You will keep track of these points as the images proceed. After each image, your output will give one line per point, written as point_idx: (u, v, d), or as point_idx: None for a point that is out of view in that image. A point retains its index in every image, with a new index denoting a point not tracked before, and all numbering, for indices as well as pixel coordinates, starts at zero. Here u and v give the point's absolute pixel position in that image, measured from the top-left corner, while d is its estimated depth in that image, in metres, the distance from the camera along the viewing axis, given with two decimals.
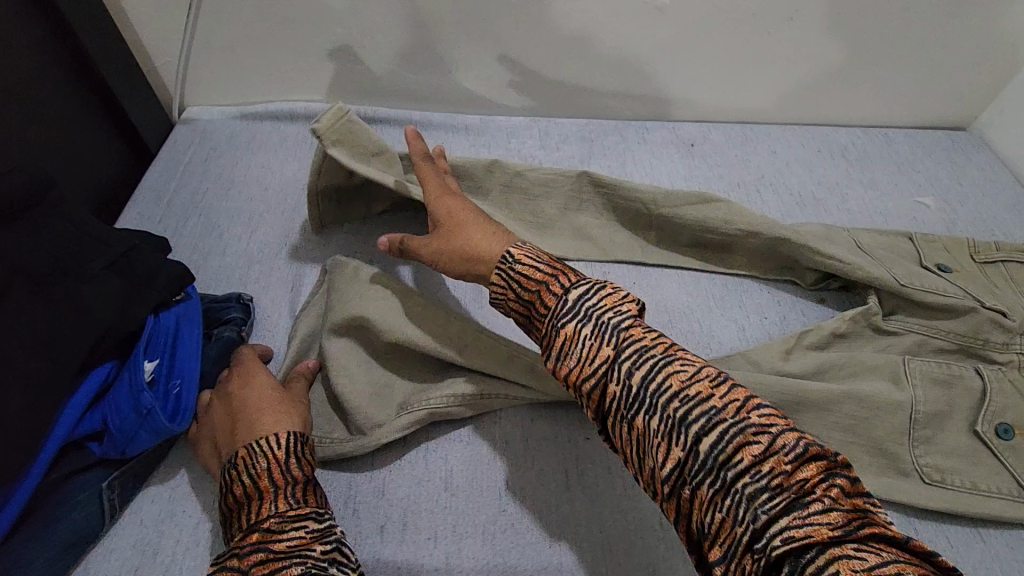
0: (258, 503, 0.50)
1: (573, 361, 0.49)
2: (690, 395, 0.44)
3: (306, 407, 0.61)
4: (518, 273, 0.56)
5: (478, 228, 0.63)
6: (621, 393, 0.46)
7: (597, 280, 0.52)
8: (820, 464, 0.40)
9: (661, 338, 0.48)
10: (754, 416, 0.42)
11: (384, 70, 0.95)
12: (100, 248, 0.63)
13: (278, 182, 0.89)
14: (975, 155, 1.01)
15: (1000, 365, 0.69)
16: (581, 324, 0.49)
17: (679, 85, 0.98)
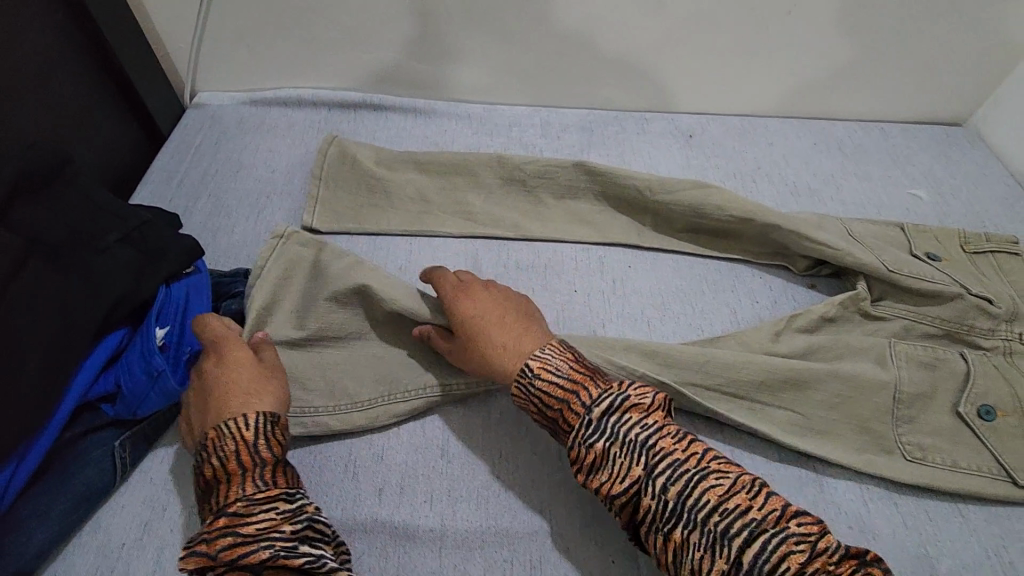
0: (226, 485, 0.51)
1: (605, 476, 0.52)
2: (729, 509, 0.47)
3: (282, 384, 0.60)
4: (539, 389, 0.56)
5: (499, 335, 0.61)
6: (656, 505, 0.49)
7: (619, 391, 0.54)
8: (852, 561, 0.45)
9: (692, 449, 0.51)
10: (791, 523, 0.46)
11: (391, 59, 0.98)
12: (113, 222, 0.65)
13: (285, 165, 0.91)
14: (970, 150, 1.03)
15: (985, 350, 0.71)
16: (609, 443, 0.52)
17: (679, 77, 1.00)
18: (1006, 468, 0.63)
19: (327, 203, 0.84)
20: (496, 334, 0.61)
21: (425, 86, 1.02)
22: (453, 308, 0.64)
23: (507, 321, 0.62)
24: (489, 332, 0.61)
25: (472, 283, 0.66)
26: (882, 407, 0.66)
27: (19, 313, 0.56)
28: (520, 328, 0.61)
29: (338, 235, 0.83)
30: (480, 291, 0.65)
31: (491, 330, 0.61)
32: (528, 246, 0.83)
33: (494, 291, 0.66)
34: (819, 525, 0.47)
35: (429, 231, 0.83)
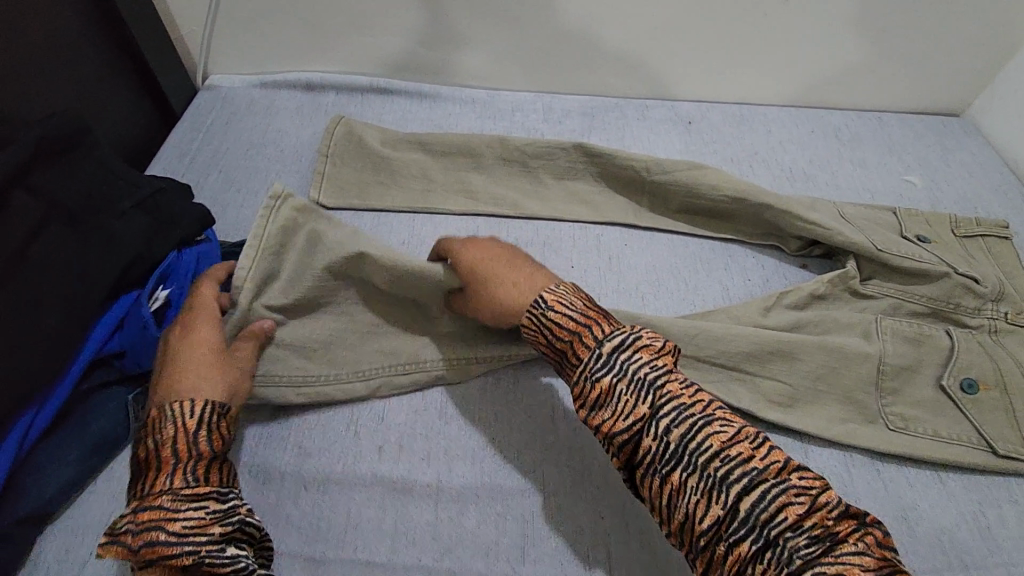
0: (157, 474, 0.50)
1: (608, 413, 0.51)
2: (732, 456, 0.47)
3: (241, 378, 0.60)
4: (550, 321, 0.56)
5: (510, 276, 0.61)
6: (657, 447, 0.49)
7: (632, 333, 0.53)
8: (851, 519, 0.45)
9: (699, 397, 0.51)
10: (793, 476, 0.46)
11: (397, 44, 1.00)
12: (128, 190, 0.68)
13: (293, 144, 0.94)
14: (965, 140, 1.04)
15: (970, 328, 0.72)
16: (616, 378, 0.51)
17: (678, 65, 1.02)
18: (986, 439, 0.65)
19: (333, 178, 0.87)
20: (508, 275, 0.61)
21: (430, 72, 1.05)
22: (463, 260, 0.65)
23: (517, 264, 0.62)
24: (501, 276, 0.62)
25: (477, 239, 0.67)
26: (867, 379, 0.68)
27: (40, 271, 0.59)
28: (530, 268, 0.62)
29: (344, 211, 0.85)
30: (485, 242, 0.65)
31: (503, 273, 0.62)
32: (528, 224, 0.86)
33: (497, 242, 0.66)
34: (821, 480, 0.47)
35: (432, 208, 0.86)
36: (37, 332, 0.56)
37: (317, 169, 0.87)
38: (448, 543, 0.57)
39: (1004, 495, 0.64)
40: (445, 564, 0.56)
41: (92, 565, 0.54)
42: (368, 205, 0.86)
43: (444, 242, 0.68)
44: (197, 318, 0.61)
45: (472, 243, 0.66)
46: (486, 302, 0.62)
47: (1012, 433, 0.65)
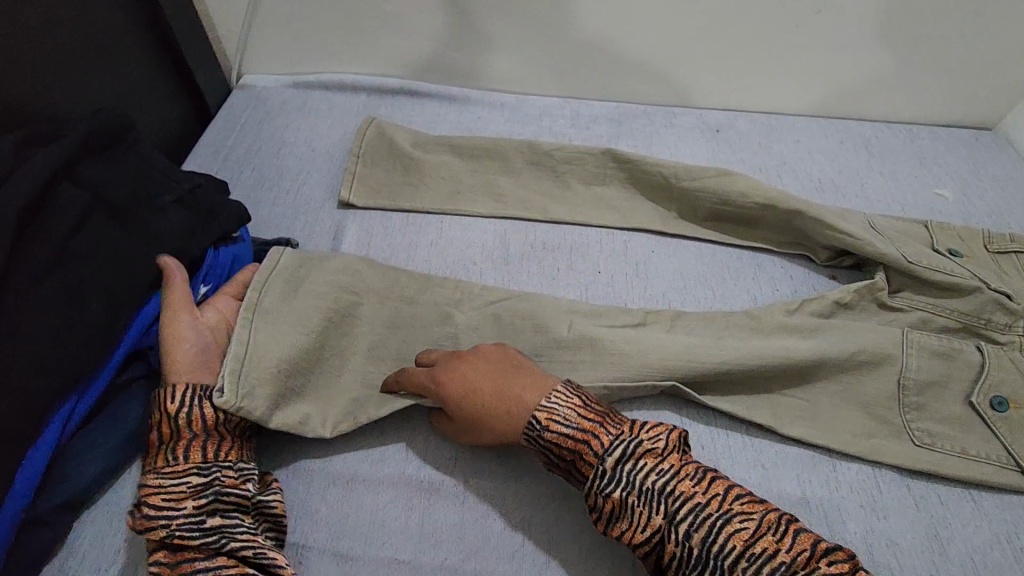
0: (150, 451, 0.56)
1: (626, 525, 0.52)
2: (756, 553, 0.47)
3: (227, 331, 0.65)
4: (548, 441, 0.56)
5: (497, 414, 0.59)
6: (681, 553, 0.50)
7: (631, 440, 0.54)
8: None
9: (713, 492, 0.51)
10: (822, 564, 0.47)
11: (428, 47, 1.01)
12: (169, 185, 0.69)
13: (324, 144, 0.95)
14: (998, 154, 1.03)
15: (1001, 345, 0.71)
16: (626, 492, 0.52)
17: (707, 72, 1.02)
18: (1017, 459, 0.64)
19: (364, 177, 0.88)
20: (497, 414, 0.59)
21: (459, 75, 1.06)
22: (439, 394, 0.61)
23: (502, 385, 0.60)
24: (481, 403, 0.60)
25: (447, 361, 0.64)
26: (896, 393, 0.67)
27: (85, 263, 0.60)
28: (517, 399, 0.59)
29: (374, 210, 0.86)
30: (454, 375, 0.61)
31: (487, 400, 0.60)
32: (555, 228, 0.86)
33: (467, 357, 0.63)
34: (855, 564, 0.47)
35: (460, 210, 0.86)
36: (84, 320, 0.58)
37: (348, 166, 0.88)
38: (475, 544, 0.58)
39: None
40: (471, 566, 0.57)
41: (126, 552, 0.55)
42: (396, 204, 0.86)
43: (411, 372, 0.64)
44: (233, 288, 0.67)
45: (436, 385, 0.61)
46: (478, 431, 0.60)
47: None
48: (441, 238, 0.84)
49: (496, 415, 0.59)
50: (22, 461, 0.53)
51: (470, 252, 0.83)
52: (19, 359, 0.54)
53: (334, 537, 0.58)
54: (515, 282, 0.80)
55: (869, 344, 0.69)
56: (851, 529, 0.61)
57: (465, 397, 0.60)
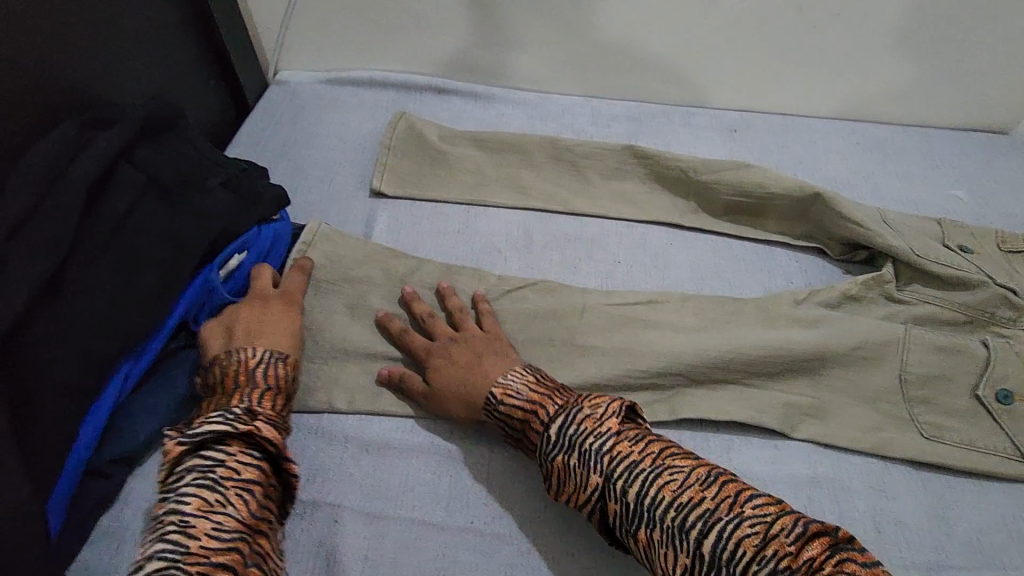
0: (273, 395, 0.60)
1: (571, 487, 0.55)
2: (684, 503, 0.50)
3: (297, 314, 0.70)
4: (503, 413, 0.61)
5: (461, 384, 0.64)
6: (620, 508, 0.52)
7: (573, 406, 0.57)
8: (822, 541, 0.45)
9: (649, 450, 0.53)
10: (747, 508, 0.48)
11: (456, 46, 1.06)
12: (216, 169, 0.74)
13: (356, 137, 1.00)
14: (1012, 157, 1.05)
15: (1008, 337, 0.73)
16: (568, 455, 0.55)
17: (726, 74, 1.05)
18: (1020, 448, 0.66)
19: (393, 169, 0.92)
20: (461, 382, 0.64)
21: (485, 73, 1.10)
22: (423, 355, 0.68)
23: (475, 365, 0.65)
24: (456, 372, 0.65)
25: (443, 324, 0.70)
26: (901, 384, 0.70)
27: (140, 238, 0.65)
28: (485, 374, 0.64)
29: (402, 200, 0.90)
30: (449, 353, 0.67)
31: (459, 371, 0.65)
32: (576, 220, 0.90)
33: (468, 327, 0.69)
34: (780, 508, 0.49)
35: (485, 201, 0.90)
36: (140, 290, 0.63)
37: (379, 157, 0.92)
38: (500, 508, 0.62)
39: None
40: (497, 527, 0.61)
41: None
42: (423, 194, 0.90)
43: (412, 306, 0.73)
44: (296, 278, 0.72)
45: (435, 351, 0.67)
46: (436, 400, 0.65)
47: None
48: (466, 227, 0.88)
49: (465, 385, 0.64)
50: (85, 417, 0.58)
51: (494, 240, 0.86)
52: (83, 324, 0.59)
53: (367, 499, 0.62)
54: (537, 269, 0.84)
55: (879, 332, 0.72)
56: (859, 507, 0.64)
57: (444, 364, 0.66)
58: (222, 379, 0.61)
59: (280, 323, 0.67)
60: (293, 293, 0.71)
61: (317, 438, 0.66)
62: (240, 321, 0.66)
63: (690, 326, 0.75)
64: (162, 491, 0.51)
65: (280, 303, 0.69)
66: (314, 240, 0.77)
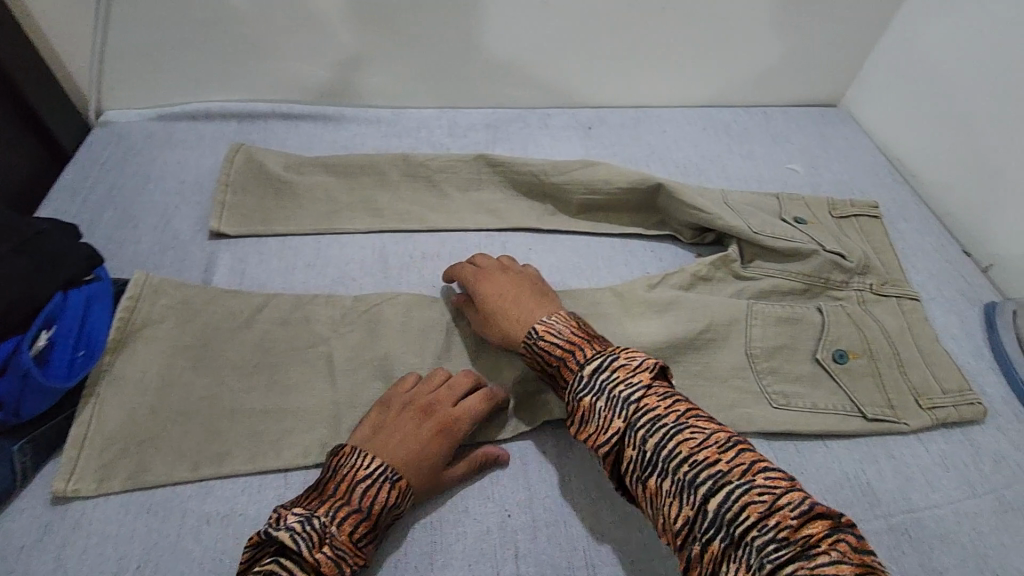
0: (362, 520, 0.56)
1: (592, 428, 0.56)
2: (698, 459, 0.50)
3: (432, 444, 0.62)
4: (541, 347, 0.64)
5: (513, 321, 0.68)
6: (637, 455, 0.53)
7: (611, 353, 0.59)
8: (824, 521, 0.45)
9: (673, 407, 0.54)
10: (759, 477, 0.48)
11: (296, 69, 1.01)
12: (5, 231, 0.64)
13: (194, 175, 0.93)
14: (841, 127, 1.13)
15: (841, 300, 0.79)
16: (595, 397, 0.57)
17: (574, 73, 1.07)
18: (858, 403, 0.70)
19: (234, 206, 0.86)
20: (510, 318, 0.68)
21: (333, 93, 1.05)
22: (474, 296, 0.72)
23: (522, 302, 0.69)
24: (504, 312, 0.69)
25: (496, 266, 0.74)
26: (749, 359, 0.72)
27: None
28: (532, 311, 0.68)
29: (246, 237, 0.85)
30: (500, 282, 0.72)
31: (510, 305, 0.69)
32: (434, 236, 0.87)
33: (512, 272, 0.74)
34: (792, 484, 0.48)
35: (337, 228, 0.86)
36: None
37: (218, 194, 0.86)
38: None
39: (882, 450, 0.69)
40: None
41: None
42: (271, 229, 0.85)
43: (456, 268, 0.77)
44: (442, 405, 0.64)
45: (483, 288, 0.72)
46: (488, 330, 0.70)
47: (880, 396, 0.71)
48: (319, 259, 0.83)
49: (513, 322, 0.68)
50: None
51: (350, 268, 0.83)
52: None
53: None
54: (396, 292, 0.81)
55: (723, 312, 0.75)
56: None
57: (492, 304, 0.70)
58: (328, 480, 0.58)
59: (410, 445, 0.61)
60: (454, 427, 0.64)
61: (149, 515, 0.60)
62: (390, 435, 0.61)
63: None
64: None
65: (435, 430, 0.62)
66: (140, 293, 0.71)
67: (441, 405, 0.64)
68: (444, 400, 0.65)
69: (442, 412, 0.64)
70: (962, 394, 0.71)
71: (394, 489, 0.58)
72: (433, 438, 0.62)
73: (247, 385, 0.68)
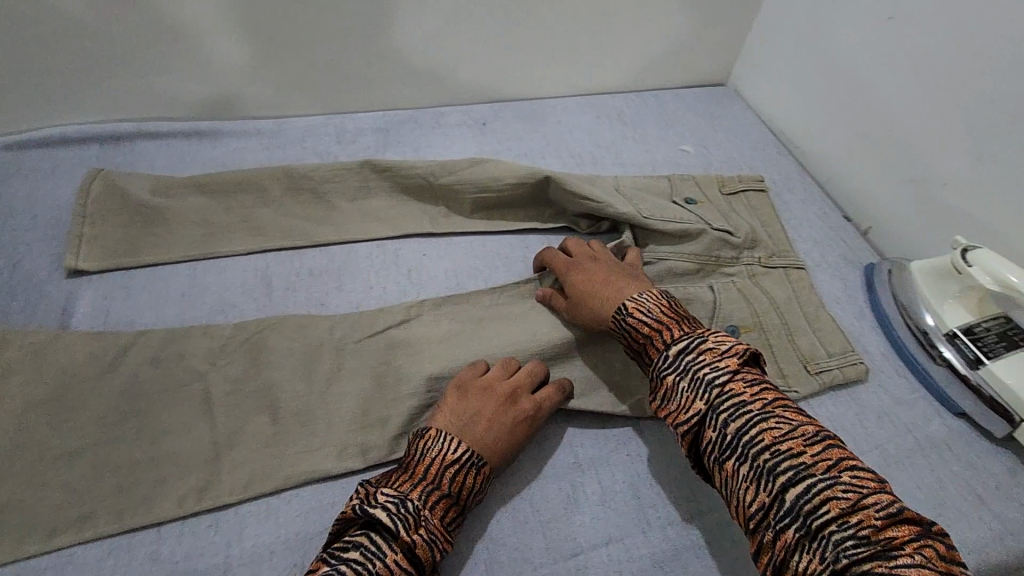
0: (450, 505, 0.56)
1: (672, 407, 0.58)
2: (783, 449, 0.51)
3: (515, 433, 0.63)
4: (629, 324, 0.64)
5: (600, 298, 0.69)
6: (716, 437, 0.55)
7: (699, 336, 0.60)
8: (909, 526, 0.46)
9: (761, 396, 0.55)
10: (845, 474, 0.49)
11: (161, 84, 0.93)
12: None
13: (49, 208, 0.84)
14: (729, 105, 1.16)
15: (732, 276, 0.81)
16: (680, 377, 0.58)
17: (463, 68, 1.04)
18: None
19: (96, 238, 0.78)
20: (598, 295, 0.69)
21: (206, 107, 0.98)
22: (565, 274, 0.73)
23: (610, 282, 0.70)
24: (594, 290, 0.70)
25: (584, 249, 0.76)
26: None
27: None
28: (622, 291, 0.69)
29: (112, 271, 0.78)
30: (589, 262, 0.73)
31: (597, 284, 0.70)
32: (322, 250, 0.83)
33: (597, 254, 0.75)
34: (879, 485, 0.49)
35: (214, 252, 0.80)
36: None
37: (74, 227, 0.78)
38: None
39: None
40: None
41: None
42: (138, 260, 0.78)
43: (547, 252, 0.78)
44: (524, 395, 0.65)
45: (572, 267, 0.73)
46: (574, 307, 0.71)
47: (771, 367, 0.72)
48: (195, 287, 0.77)
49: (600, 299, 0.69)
50: None
51: (231, 294, 0.77)
52: None
53: None
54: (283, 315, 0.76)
55: None
56: (619, 478, 0.65)
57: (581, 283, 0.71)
58: (416, 462, 0.59)
59: (496, 432, 0.62)
60: (535, 418, 0.65)
61: None
62: (476, 420, 0.62)
63: (446, 338, 0.73)
64: (329, 549, 0.54)
65: (518, 421, 0.63)
66: None
67: (524, 396, 0.65)
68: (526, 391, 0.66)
69: (527, 403, 0.65)
70: (846, 355, 0.74)
71: (480, 475, 0.59)
72: (516, 428, 0.63)
73: (114, 435, 0.63)
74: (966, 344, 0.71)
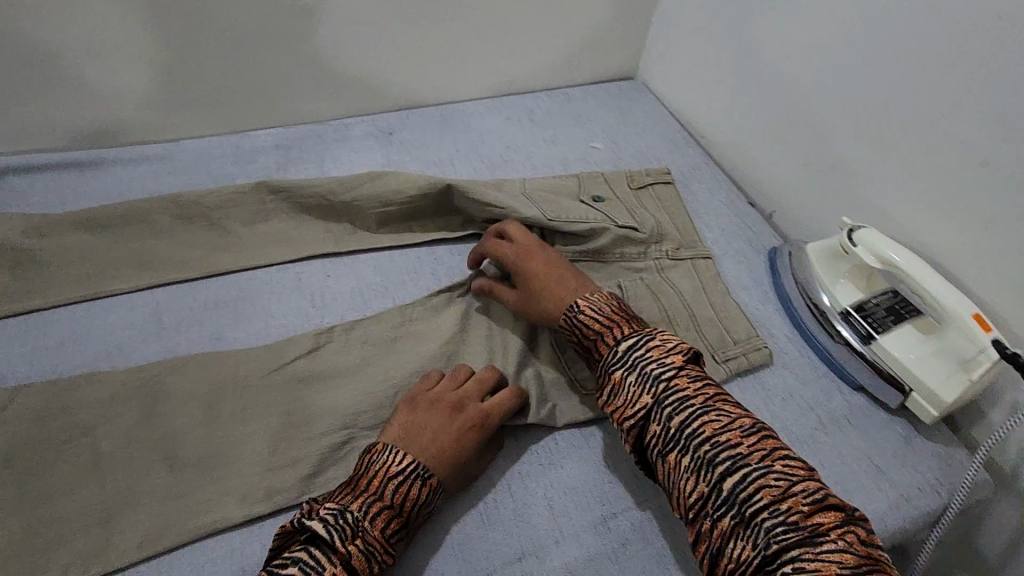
0: (394, 517, 0.55)
1: (620, 401, 0.59)
2: (722, 440, 0.53)
3: (465, 443, 0.61)
4: (580, 320, 0.65)
5: (550, 294, 0.69)
6: (660, 430, 0.56)
7: (647, 333, 0.61)
8: (835, 513, 0.49)
9: (703, 390, 0.57)
10: (778, 464, 0.52)
11: (30, 113, 0.87)
12: None
13: None
14: (638, 99, 1.17)
15: (639, 272, 0.81)
16: (628, 372, 0.59)
17: (364, 77, 1.01)
18: None
19: None
20: (548, 290, 0.69)
21: (85, 135, 0.92)
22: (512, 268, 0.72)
23: (559, 278, 0.70)
24: (542, 285, 0.70)
25: (527, 239, 0.75)
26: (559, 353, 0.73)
27: None
28: (570, 287, 0.69)
29: None
30: (535, 255, 0.73)
31: (545, 278, 0.70)
32: (218, 280, 0.79)
33: (548, 249, 0.74)
34: (808, 474, 0.52)
35: (98, 292, 0.75)
36: None
37: None
38: None
39: None
40: None
41: None
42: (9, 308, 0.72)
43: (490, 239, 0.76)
44: (473, 400, 0.64)
45: (520, 259, 0.73)
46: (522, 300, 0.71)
47: None
48: (78, 331, 0.72)
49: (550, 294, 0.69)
50: None
51: (118, 336, 0.72)
52: None
53: None
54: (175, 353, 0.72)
55: None
56: (535, 490, 0.65)
57: (529, 277, 0.71)
58: (361, 474, 0.57)
59: (444, 441, 0.60)
60: (485, 422, 0.63)
61: None
62: (425, 428, 0.60)
63: (352, 363, 0.71)
64: (271, 562, 0.53)
65: (469, 428, 0.62)
66: None
67: (474, 402, 0.64)
68: (475, 396, 0.65)
69: (478, 408, 0.63)
70: (751, 341, 0.76)
71: (427, 484, 0.57)
72: (467, 435, 0.61)
73: None
74: (858, 320, 0.74)
